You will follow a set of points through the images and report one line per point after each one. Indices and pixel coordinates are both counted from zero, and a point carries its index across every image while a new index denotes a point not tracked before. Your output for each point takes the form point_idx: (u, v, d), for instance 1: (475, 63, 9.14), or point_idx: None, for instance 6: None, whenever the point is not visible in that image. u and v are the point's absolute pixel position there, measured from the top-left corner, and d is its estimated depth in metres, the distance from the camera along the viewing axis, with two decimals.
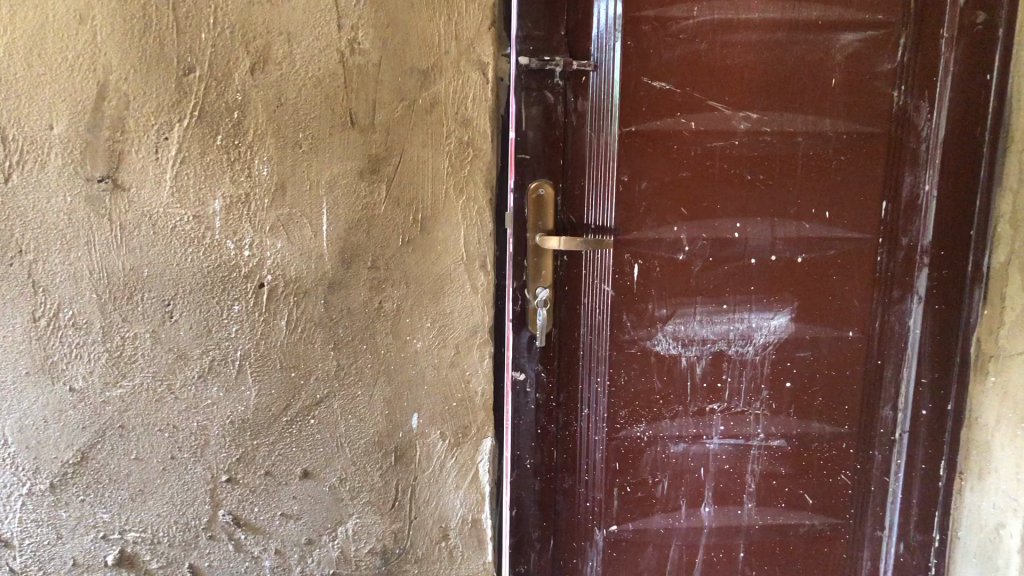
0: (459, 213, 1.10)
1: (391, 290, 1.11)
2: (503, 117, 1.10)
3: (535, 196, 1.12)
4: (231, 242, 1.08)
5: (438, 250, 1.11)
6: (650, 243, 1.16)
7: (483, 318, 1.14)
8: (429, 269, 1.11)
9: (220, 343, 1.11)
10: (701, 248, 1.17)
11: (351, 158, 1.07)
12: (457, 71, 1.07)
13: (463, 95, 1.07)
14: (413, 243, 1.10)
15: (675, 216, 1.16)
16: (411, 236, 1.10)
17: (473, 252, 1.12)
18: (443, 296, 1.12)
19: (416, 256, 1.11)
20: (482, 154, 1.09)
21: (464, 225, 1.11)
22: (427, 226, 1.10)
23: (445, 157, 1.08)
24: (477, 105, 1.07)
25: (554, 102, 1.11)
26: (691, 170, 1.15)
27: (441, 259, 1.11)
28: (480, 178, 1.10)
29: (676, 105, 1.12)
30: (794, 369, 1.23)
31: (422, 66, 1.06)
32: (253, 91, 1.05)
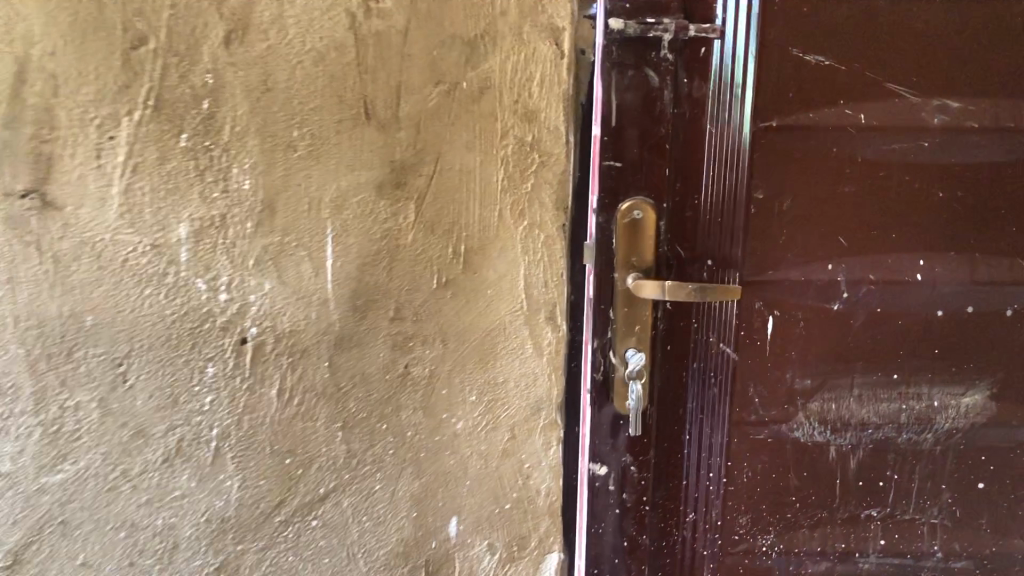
0: (518, 245, 0.78)
1: (421, 352, 0.80)
2: (584, 107, 0.79)
3: (624, 224, 0.78)
4: (201, 281, 0.77)
5: (488, 296, 0.79)
6: (792, 288, 0.81)
7: (551, 391, 0.81)
8: (474, 323, 0.79)
9: (191, 418, 0.81)
10: (865, 296, 0.82)
11: (365, 166, 0.76)
12: (517, 41, 0.73)
13: (526, 75, 0.74)
14: (454, 285, 0.78)
15: (831, 249, 0.80)
16: (451, 276, 0.78)
17: (537, 299, 0.79)
18: (494, 359, 0.80)
19: (457, 304, 0.79)
20: (552, 161, 0.76)
21: (525, 261, 0.78)
22: (473, 262, 0.78)
23: (498, 164, 0.76)
24: (544, 91, 0.75)
25: (659, 86, 0.76)
26: (857, 183, 0.79)
27: (492, 309, 0.79)
28: (548, 195, 0.77)
29: (838, 90, 0.76)
30: (990, 467, 0.87)
31: (468, 33, 0.73)
32: (229, 71, 0.73)
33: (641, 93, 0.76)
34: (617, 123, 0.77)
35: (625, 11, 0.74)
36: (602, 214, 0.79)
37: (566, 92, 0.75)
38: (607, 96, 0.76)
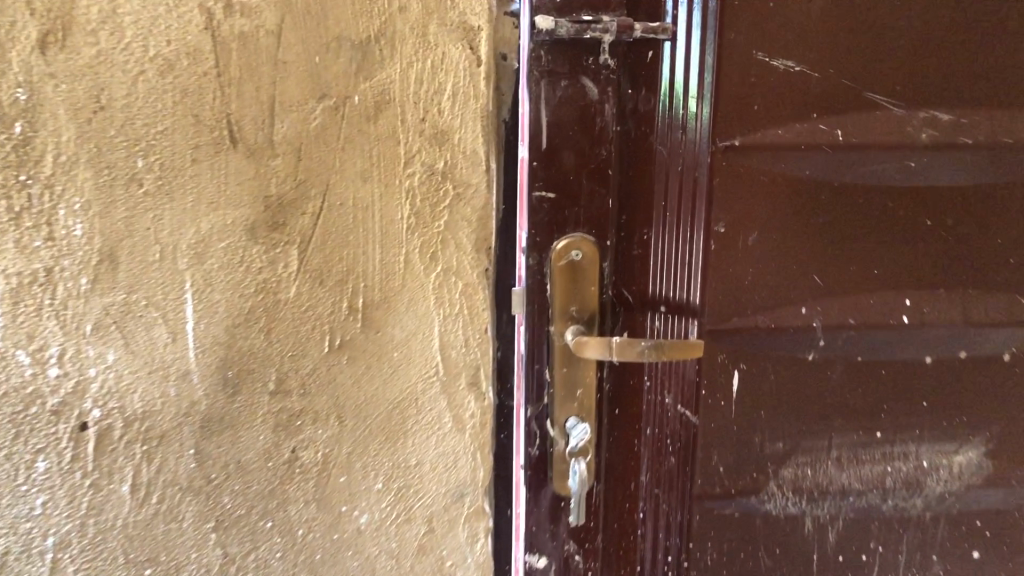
0: (431, 298, 0.62)
1: (311, 433, 0.64)
2: (508, 124, 0.64)
3: (561, 270, 0.64)
4: (22, 353, 0.58)
5: (394, 361, 0.63)
6: (761, 337, 0.68)
7: (475, 473, 0.67)
8: (378, 394, 0.64)
9: (17, 529, 0.61)
10: (843, 343, 0.69)
11: (231, 203, 0.60)
12: (422, 44, 0.59)
13: (434, 87, 0.59)
14: (350, 350, 0.63)
15: (804, 290, 0.68)
16: (346, 338, 0.62)
17: (454, 363, 0.64)
18: (403, 437, 0.65)
19: (356, 372, 0.63)
20: (469, 193, 0.61)
21: (438, 317, 0.63)
22: (374, 320, 0.62)
23: (403, 200, 0.60)
24: (457, 107, 0.60)
25: (597, 99, 0.62)
26: (833, 211, 0.66)
27: (400, 377, 0.64)
28: (466, 236, 0.62)
29: (812, 102, 0.64)
30: (987, 532, 0.76)
31: (360, 33, 0.58)
32: (47, 83, 0.55)
33: (576, 108, 0.62)
34: (549, 145, 0.62)
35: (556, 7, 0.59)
36: (534, 255, 0.64)
37: (485, 108, 0.61)
38: (538, 112, 0.61)
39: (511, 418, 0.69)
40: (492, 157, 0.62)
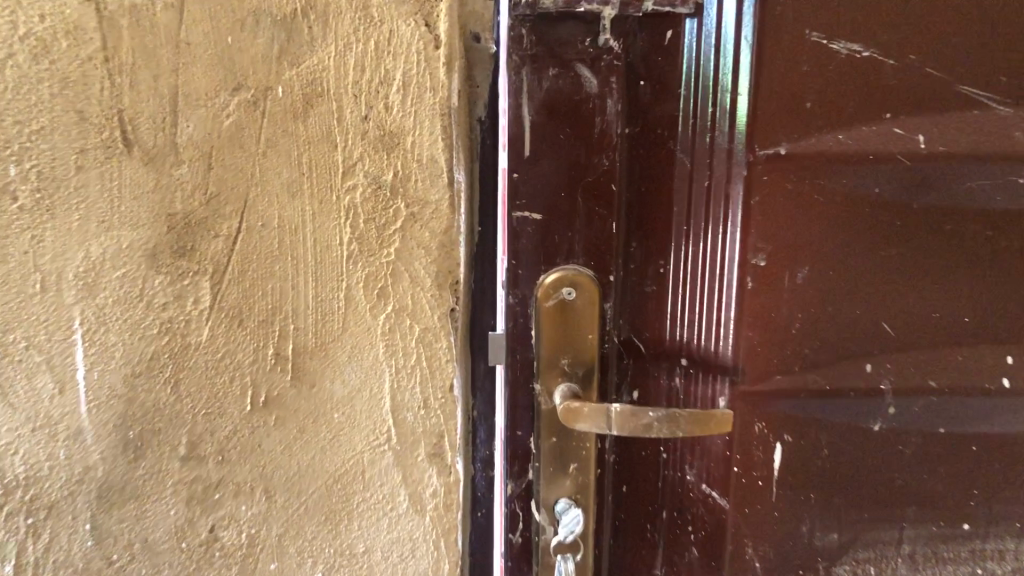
0: (380, 346, 0.49)
1: (233, 509, 0.51)
2: (485, 124, 0.50)
3: (549, 312, 0.50)
4: None
5: (335, 424, 0.50)
6: (816, 403, 0.52)
7: (438, 565, 0.53)
8: (315, 464, 0.51)
9: None
10: (922, 409, 0.53)
11: (127, 223, 0.47)
12: (365, 20, 0.45)
13: (381, 78, 0.46)
14: (278, 409, 0.50)
15: (871, 340, 0.52)
16: (272, 395, 0.50)
17: (411, 429, 0.50)
18: (348, 518, 0.52)
19: (286, 437, 0.50)
20: (427, 216, 0.48)
21: (389, 370, 0.49)
22: (307, 374, 0.49)
23: (342, 221, 0.47)
24: (410, 104, 0.46)
25: (597, 94, 0.48)
26: (912, 239, 0.51)
27: (340, 444, 0.51)
28: (423, 269, 0.48)
29: (884, 95, 0.48)
30: None
31: (283, 6, 0.45)
32: None
33: (568, 103, 0.48)
34: (535, 150, 0.48)
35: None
36: (515, 293, 0.50)
37: (448, 103, 0.47)
38: (519, 108, 0.47)
39: (489, 492, 0.55)
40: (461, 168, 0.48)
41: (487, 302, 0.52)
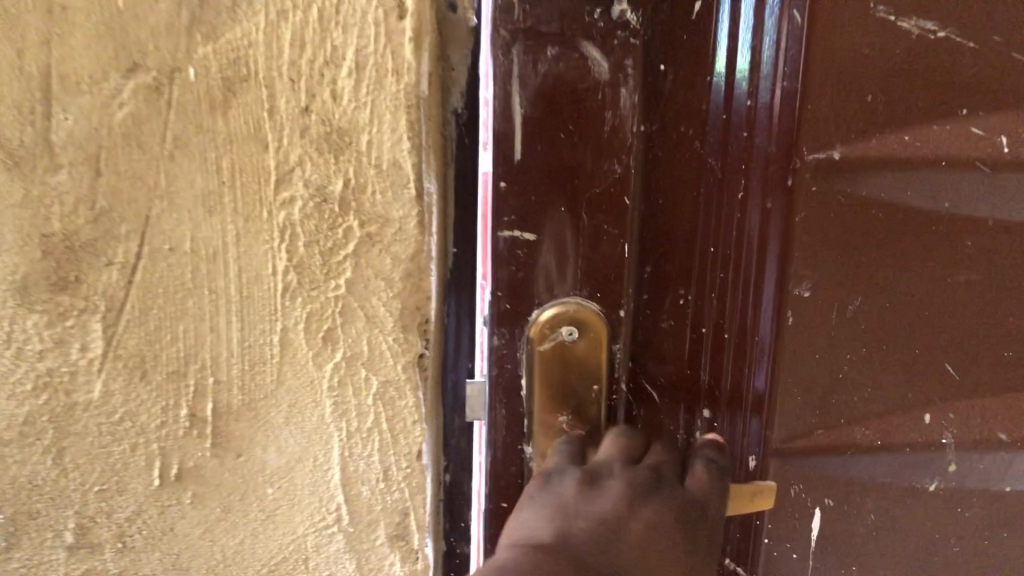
0: (328, 404, 0.38)
1: None
2: (464, 117, 0.39)
3: (544, 362, 0.40)
4: None
5: (269, 501, 0.39)
6: (862, 459, 0.43)
7: None
8: (244, 549, 0.40)
9: None
10: (985, 465, 0.45)
11: None
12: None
13: (329, 56, 0.34)
14: (195, 483, 0.39)
15: (930, 387, 0.43)
16: (188, 466, 0.39)
17: (367, 507, 0.40)
18: None
19: (206, 517, 0.39)
20: (388, 241, 0.37)
21: (339, 436, 0.39)
22: (233, 439, 0.38)
23: (276, 245, 0.36)
24: (367, 93, 0.35)
25: (608, 81, 0.37)
26: (989, 267, 0.41)
27: (277, 524, 0.40)
28: (383, 308, 0.37)
29: (965, 88, 0.38)
30: None
31: None
32: None
33: (570, 95, 0.36)
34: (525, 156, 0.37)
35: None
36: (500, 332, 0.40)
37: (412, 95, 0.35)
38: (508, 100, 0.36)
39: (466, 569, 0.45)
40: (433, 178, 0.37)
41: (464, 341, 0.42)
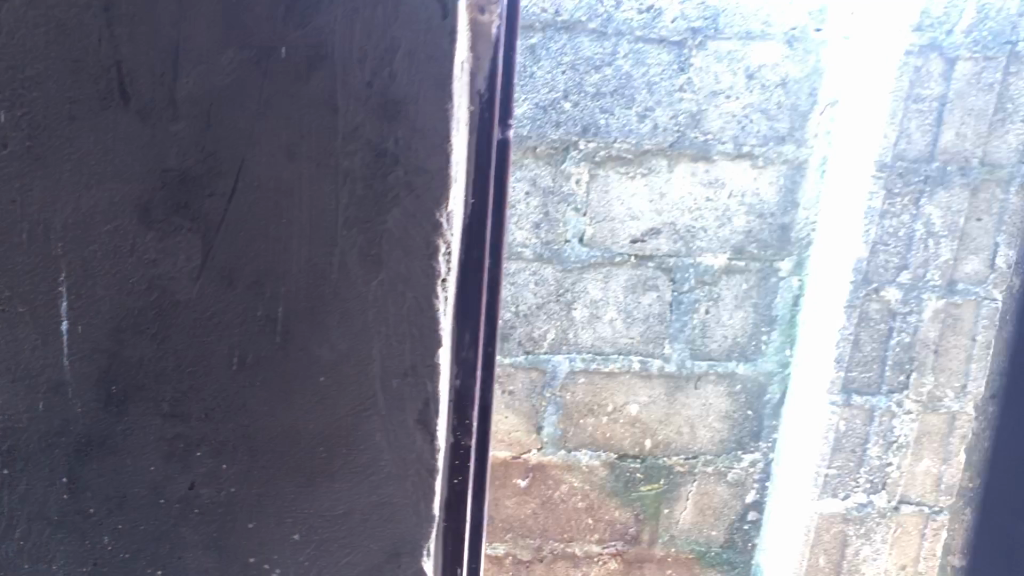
0: (366, 296, 0.55)
1: (217, 436, 0.57)
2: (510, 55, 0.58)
3: None
4: None
5: (320, 360, 0.56)
6: None
7: (404, 477, 0.60)
8: (298, 397, 0.57)
9: None
10: None
11: (130, 177, 0.52)
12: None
13: (373, 46, 0.51)
14: (265, 350, 0.56)
15: None
16: (259, 337, 0.55)
17: (394, 364, 0.57)
18: (324, 447, 0.58)
19: (273, 375, 0.56)
20: (422, 169, 0.53)
21: (374, 315, 0.56)
22: (296, 317, 0.55)
23: (329, 185, 0.53)
24: (406, 75, 0.51)
25: None
26: None
27: (325, 381, 0.57)
28: (414, 215, 0.54)
29: None
30: None
31: None
32: None
33: None
34: None
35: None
36: None
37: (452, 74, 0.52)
38: None
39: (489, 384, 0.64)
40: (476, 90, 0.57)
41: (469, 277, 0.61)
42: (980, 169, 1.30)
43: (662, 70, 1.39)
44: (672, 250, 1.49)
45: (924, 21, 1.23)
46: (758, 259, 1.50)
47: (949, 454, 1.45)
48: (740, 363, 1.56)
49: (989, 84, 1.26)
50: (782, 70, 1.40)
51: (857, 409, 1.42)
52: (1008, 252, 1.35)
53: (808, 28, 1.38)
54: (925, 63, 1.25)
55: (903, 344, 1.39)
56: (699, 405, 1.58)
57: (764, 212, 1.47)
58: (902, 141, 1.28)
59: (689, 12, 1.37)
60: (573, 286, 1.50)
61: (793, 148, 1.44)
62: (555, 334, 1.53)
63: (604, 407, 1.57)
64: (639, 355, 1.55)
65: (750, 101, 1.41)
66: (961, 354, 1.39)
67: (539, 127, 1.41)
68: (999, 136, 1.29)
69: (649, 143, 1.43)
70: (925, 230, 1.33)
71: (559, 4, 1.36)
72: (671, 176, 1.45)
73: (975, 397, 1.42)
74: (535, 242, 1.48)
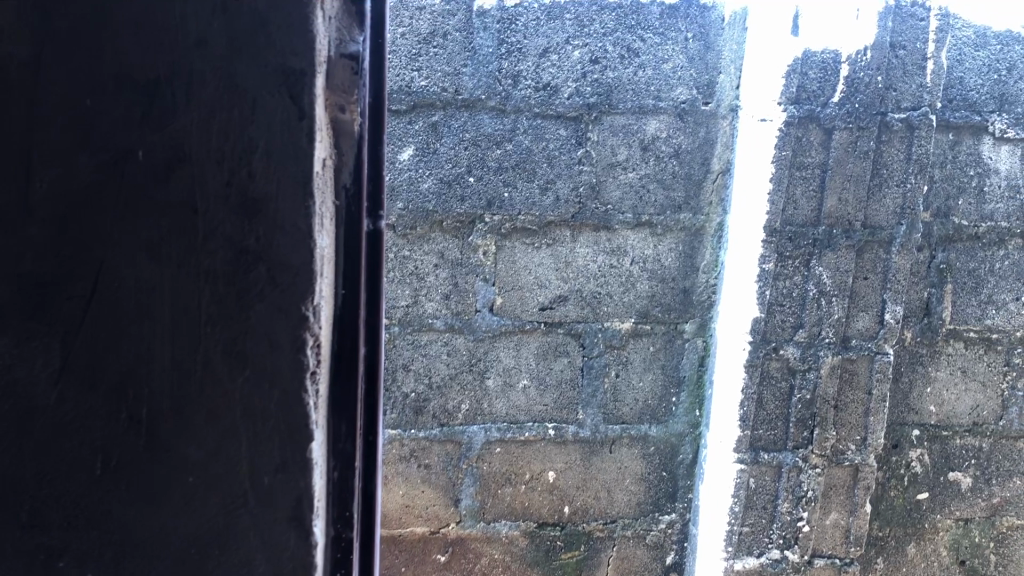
0: (233, 395, 0.56)
1: (74, 559, 0.56)
2: (375, 145, 0.63)
3: None
4: None
5: (184, 467, 0.56)
6: None
7: None
8: (164, 507, 0.56)
9: None
10: None
11: None
12: (228, 89, 0.55)
13: (230, 146, 0.56)
14: (127, 459, 0.56)
15: None
16: (121, 445, 0.56)
17: (265, 464, 0.57)
18: (193, 559, 0.57)
19: (135, 486, 0.56)
20: (282, 273, 0.56)
21: (241, 415, 0.57)
22: (159, 420, 0.56)
23: (191, 286, 0.56)
24: (262, 176, 0.56)
25: None
26: None
27: (191, 485, 0.56)
28: (276, 316, 0.57)
29: None
30: None
31: (148, 84, 0.54)
32: None
33: None
34: None
35: (376, 92, 0.62)
36: None
37: (309, 171, 0.56)
38: None
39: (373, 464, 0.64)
40: (345, 178, 0.61)
41: (342, 377, 0.62)
42: (863, 231, 1.37)
43: (561, 143, 1.44)
44: (580, 316, 1.51)
45: (801, 95, 1.32)
46: (663, 322, 1.53)
47: (856, 507, 1.49)
48: (653, 426, 1.57)
49: (864, 151, 1.34)
50: (675, 141, 1.46)
51: (765, 466, 1.45)
52: (895, 310, 1.41)
53: (697, 102, 1.45)
54: (805, 133, 1.33)
55: (804, 401, 1.43)
56: (615, 469, 1.59)
57: (666, 276, 1.51)
58: (788, 207, 1.35)
59: (584, 88, 1.42)
60: (484, 356, 1.51)
61: (689, 216, 1.49)
62: (469, 405, 1.52)
63: (520, 477, 1.57)
64: (553, 422, 1.55)
65: (646, 172, 1.47)
66: (859, 408, 1.45)
67: (444, 201, 1.43)
68: (878, 200, 1.36)
69: (551, 215, 1.46)
70: (816, 290, 1.38)
71: (458, 83, 1.40)
72: (575, 245, 1.48)
73: (875, 449, 1.46)
74: (445, 313, 1.48)
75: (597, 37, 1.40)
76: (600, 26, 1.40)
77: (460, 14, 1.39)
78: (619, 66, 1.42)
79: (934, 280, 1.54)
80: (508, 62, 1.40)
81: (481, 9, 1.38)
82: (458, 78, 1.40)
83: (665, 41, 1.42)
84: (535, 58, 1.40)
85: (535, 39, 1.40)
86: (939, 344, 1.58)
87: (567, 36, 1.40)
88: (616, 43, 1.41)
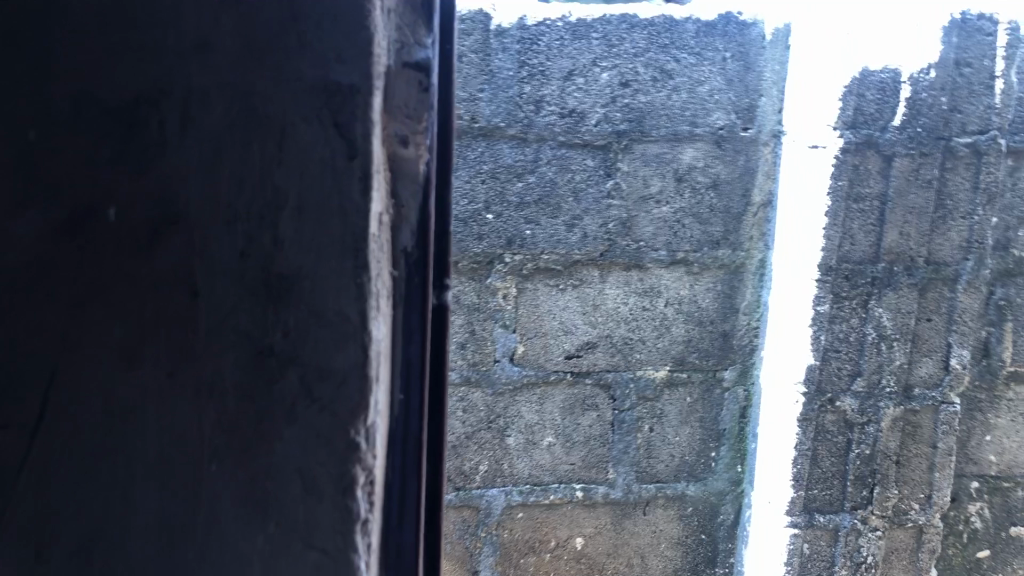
0: (251, 529, 0.46)
1: None
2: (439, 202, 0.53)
3: None
4: None
5: None
6: None
7: None
8: None
9: None
10: None
11: None
12: (239, 141, 0.44)
13: (241, 213, 0.44)
14: None
15: None
16: None
17: None
18: None
19: None
20: (317, 378, 0.46)
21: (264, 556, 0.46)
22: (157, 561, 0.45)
23: (191, 393, 0.45)
24: (289, 251, 0.45)
25: None
26: None
27: None
28: (311, 431, 0.46)
29: None
30: None
31: (131, 131, 0.44)
32: None
33: None
34: None
35: (439, 137, 0.52)
36: None
37: (356, 242, 0.45)
38: None
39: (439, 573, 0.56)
40: (407, 244, 0.50)
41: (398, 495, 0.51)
42: (926, 268, 1.24)
43: (588, 175, 1.30)
44: (610, 365, 1.36)
45: (858, 119, 1.20)
46: (701, 369, 1.39)
47: (920, 573, 1.34)
48: (690, 484, 1.42)
49: (927, 180, 1.22)
50: (713, 171, 1.32)
51: (821, 530, 1.30)
52: (961, 353, 1.28)
53: (736, 127, 1.32)
54: (862, 161, 1.21)
55: (863, 456, 1.29)
56: (649, 533, 1.43)
57: (704, 320, 1.37)
58: (845, 243, 1.22)
59: (614, 114, 1.29)
60: (504, 412, 1.36)
61: (728, 252, 1.36)
62: (487, 467, 1.36)
63: (545, 544, 1.41)
64: (581, 483, 1.40)
65: (681, 205, 1.33)
66: (924, 464, 1.30)
67: (459, 241, 1.29)
68: (942, 233, 1.24)
69: (578, 254, 1.32)
70: (875, 334, 1.25)
71: (475, 110, 1.26)
72: (604, 286, 1.34)
73: (941, 509, 1.32)
74: (460, 365, 1.33)
75: (627, 58, 1.27)
76: (631, 46, 1.27)
77: (476, 34, 1.24)
78: (651, 90, 1.29)
79: (994, 319, 1.41)
80: (529, 86, 1.26)
81: (500, 27, 1.24)
82: (474, 104, 1.26)
83: (701, 61, 1.29)
84: (560, 81, 1.27)
85: (559, 60, 1.26)
86: (999, 388, 1.44)
87: (594, 57, 1.27)
88: (648, 64, 1.28)
